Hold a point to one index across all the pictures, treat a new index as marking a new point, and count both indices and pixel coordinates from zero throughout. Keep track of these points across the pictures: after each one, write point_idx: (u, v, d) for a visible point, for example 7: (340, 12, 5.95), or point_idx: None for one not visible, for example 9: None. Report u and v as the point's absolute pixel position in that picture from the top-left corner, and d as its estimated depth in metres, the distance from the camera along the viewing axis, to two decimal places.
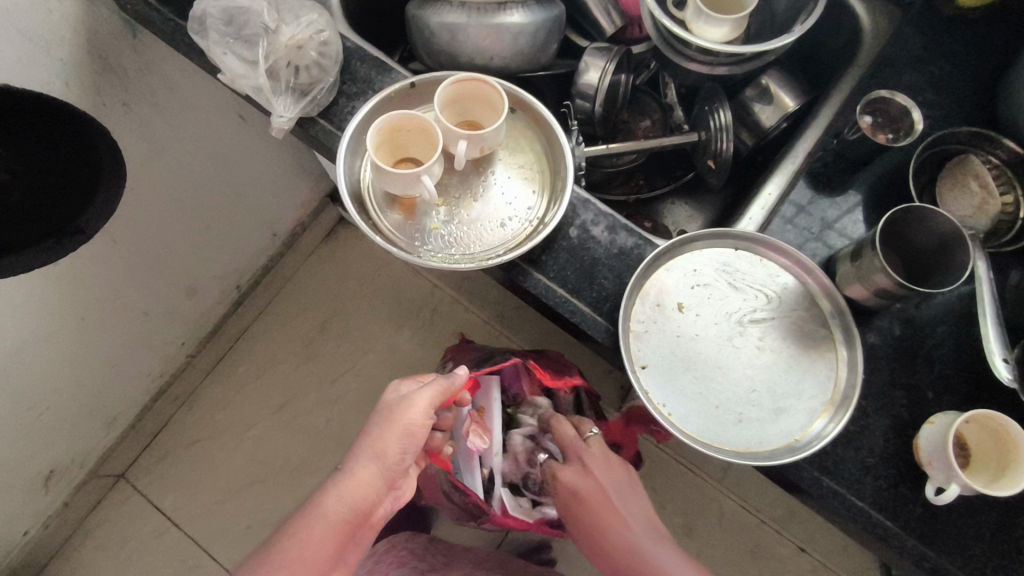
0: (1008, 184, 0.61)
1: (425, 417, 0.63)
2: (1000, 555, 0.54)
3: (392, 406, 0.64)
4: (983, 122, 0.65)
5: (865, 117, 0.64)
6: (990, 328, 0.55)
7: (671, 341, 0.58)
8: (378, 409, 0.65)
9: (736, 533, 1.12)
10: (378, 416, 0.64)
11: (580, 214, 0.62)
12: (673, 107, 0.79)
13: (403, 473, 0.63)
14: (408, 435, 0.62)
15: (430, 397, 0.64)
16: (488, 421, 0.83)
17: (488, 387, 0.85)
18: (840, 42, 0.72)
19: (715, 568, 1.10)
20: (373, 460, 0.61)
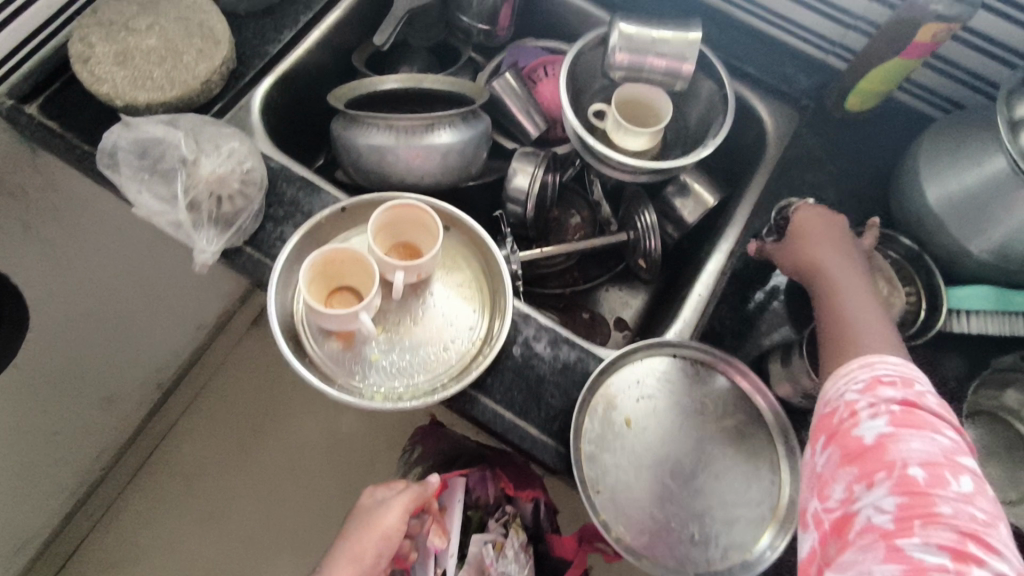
0: (908, 279, 0.65)
1: (398, 522, 0.70)
2: None
3: (370, 513, 0.71)
4: (882, 215, 0.71)
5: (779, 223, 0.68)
6: None
7: (622, 457, 0.59)
8: (356, 514, 0.72)
9: None
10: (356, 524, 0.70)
11: (521, 330, 0.63)
12: (600, 204, 0.82)
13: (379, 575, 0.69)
14: (384, 540, 0.69)
15: (403, 503, 0.71)
16: (448, 523, 0.84)
17: (454, 489, 0.88)
18: (749, 138, 0.77)
19: None
20: (350, 564, 0.66)
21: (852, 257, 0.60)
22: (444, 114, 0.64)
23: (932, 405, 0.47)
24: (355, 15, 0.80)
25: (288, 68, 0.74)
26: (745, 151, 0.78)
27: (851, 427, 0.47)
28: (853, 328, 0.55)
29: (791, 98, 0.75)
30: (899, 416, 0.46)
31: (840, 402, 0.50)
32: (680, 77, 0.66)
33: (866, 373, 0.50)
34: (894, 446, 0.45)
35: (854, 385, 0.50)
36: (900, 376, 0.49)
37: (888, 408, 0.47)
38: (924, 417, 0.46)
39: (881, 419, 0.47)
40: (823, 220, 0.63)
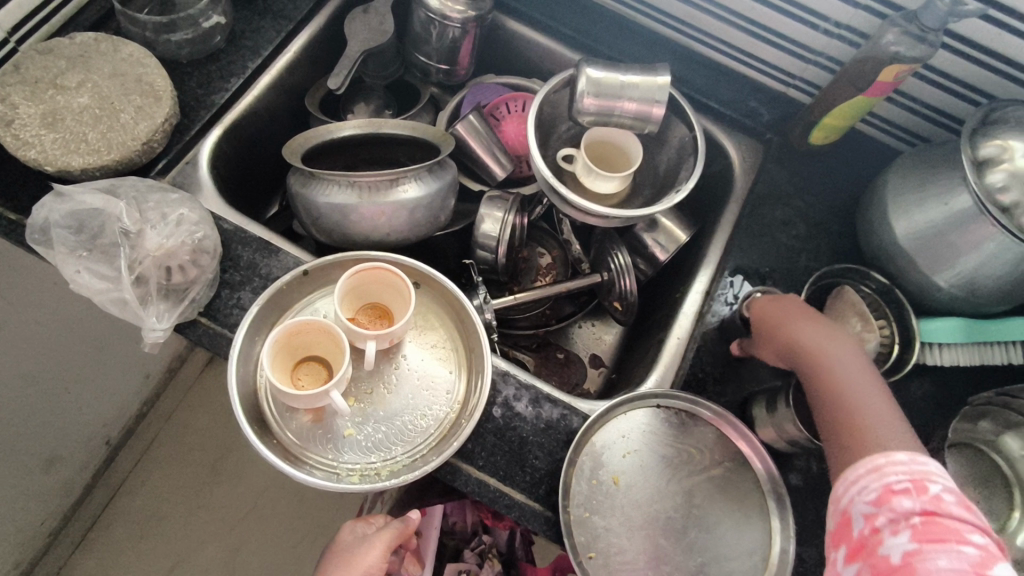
0: (882, 314, 0.67)
1: (380, 561, 0.67)
2: None
3: (351, 552, 0.68)
4: (847, 246, 0.72)
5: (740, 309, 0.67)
6: None
7: (612, 518, 0.57)
8: (337, 553, 0.69)
9: None
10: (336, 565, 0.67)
11: (501, 390, 0.60)
12: (570, 242, 0.80)
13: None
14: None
15: (385, 541, 0.68)
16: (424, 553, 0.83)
17: (433, 518, 0.89)
18: (713, 170, 0.78)
19: None
20: None
21: (821, 321, 0.58)
22: (409, 168, 0.61)
23: (954, 508, 0.43)
24: (306, 56, 0.77)
25: (237, 118, 0.70)
26: (713, 183, 0.79)
27: (875, 546, 0.44)
28: (846, 402, 0.52)
29: (755, 131, 0.77)
30: (921, 531, 0.42)
31: (855, 515, 0.46)
32: (650, 120, 0.65)
33: (876, 482, 0.46)
34: (923, 567, 0.41)
35: (866, 495, 0.46)
36: (913, 479, 0.45)
37: (908, 521, 0.43)
38: (949, 527, 0.42)
39: (903, 535, 0.43)
40: (783, 302, 0.61)
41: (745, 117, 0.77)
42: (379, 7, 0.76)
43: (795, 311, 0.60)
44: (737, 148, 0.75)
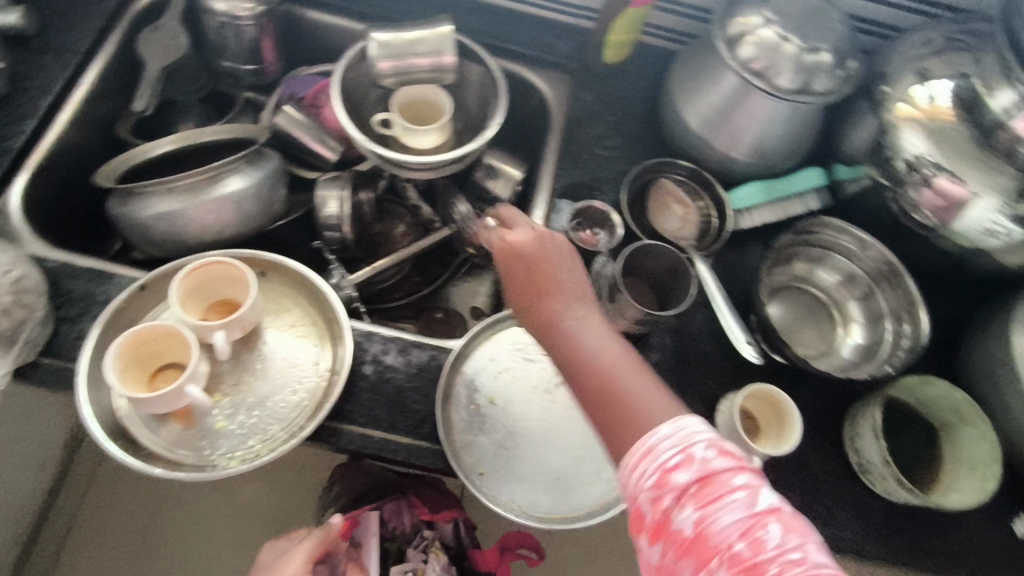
0: (697, 194, 0.75)
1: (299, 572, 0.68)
2: (811, 486, 0.64)
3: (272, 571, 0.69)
4: (660, 145, 0.79)
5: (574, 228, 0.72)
6: (727, 315, 0.66)
7: (495, 434, 0.61)
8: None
9: None
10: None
11: (368, 348, 0.63)
12: (419, 206, 0.83)
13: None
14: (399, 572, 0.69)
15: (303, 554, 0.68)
16: (364, 560, 0.82)
17: (368, 524, 0.85)
18: (530, 107, 0.84)
19: None
20: None
21: (575, 291, 0.52)
22: (225, 162, 0.62)
23: (721, 462, 0.42)
24: (105, 85, 0.75)
25: (41, 159, 0.68)
26: (534, 119, 0.85)
27: (669, 524, 0.42)
28: (581, 367, 0.50)
29: (558, 63, 0.83)
30: (698, 495, 0.41)
31: (642, 502, 0.43)
32: (445, 69, 0.69)
33: (653, 464, 0.43)
34: (713, 532, 0.40)
35: (647, 480, 0.43)
36: (682, 449, 0.43)
37: (684, 491, 0.42)
38: (720, 485, 0.41)
39: (688, 505, 0.41)
40: (536, 240, 0.54)
41: (546, 53, 0.83)
42: (168, 22, 0.76)
43: (533, 253, 0.53)
44: (545, 81, 0.81)
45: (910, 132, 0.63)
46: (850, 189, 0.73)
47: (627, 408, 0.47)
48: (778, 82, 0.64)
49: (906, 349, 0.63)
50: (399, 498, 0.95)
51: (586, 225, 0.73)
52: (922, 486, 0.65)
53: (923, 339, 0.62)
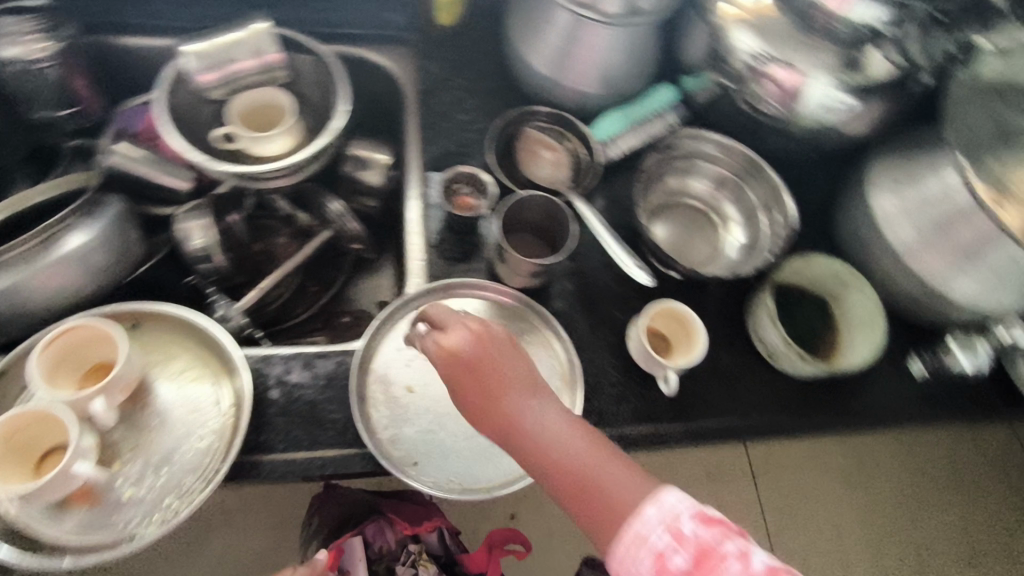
0: (562, 136, 0.75)
1: None
2: (728, 383, 0.68)
3: None
4: (517, 97, 0.79)
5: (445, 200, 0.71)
6: (613, 242, 0.68)
7: (421, 420, 0.60)
8: None
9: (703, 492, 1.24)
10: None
11: (269, 372, 0.61)
12: (293, 214, 0.80)
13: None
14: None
15: None
16: None
17: None
18: (380, 86, 0.83)
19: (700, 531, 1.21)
20: None
21: (526, 387, 0.51)
22: (55, 221, 0.57)
23: (716, 536, 0.42)
24: None
25: None
26: (386, 98, 0.84)
27: None
28: (537, 462, 0.49)
29: (397, 37, 0.82)
30: None
31: None
32: (274, 67, 0.68)
33: (647, 551, 0.43)
34: None
35: (644, 568, 0.43)
36: (670, 526, 0.43)
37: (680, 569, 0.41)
38: (716, 561, 0.41)
39: None
40: (467, 341, 0.52)
41: (381, 30, 0.81)
42: None
43: (470, 356, 0.51)
44: (387, 59, 0.81)
45: (739, 33, 0.65)
46: (700, 99, 0.76)
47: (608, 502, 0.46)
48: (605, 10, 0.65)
49: (780, 234, 0.67)
50: (380, 517, 0.94)
51: (459, 192, 0.72)
52: (829, 358, 0.69)
53: (793, 220, 0.66)
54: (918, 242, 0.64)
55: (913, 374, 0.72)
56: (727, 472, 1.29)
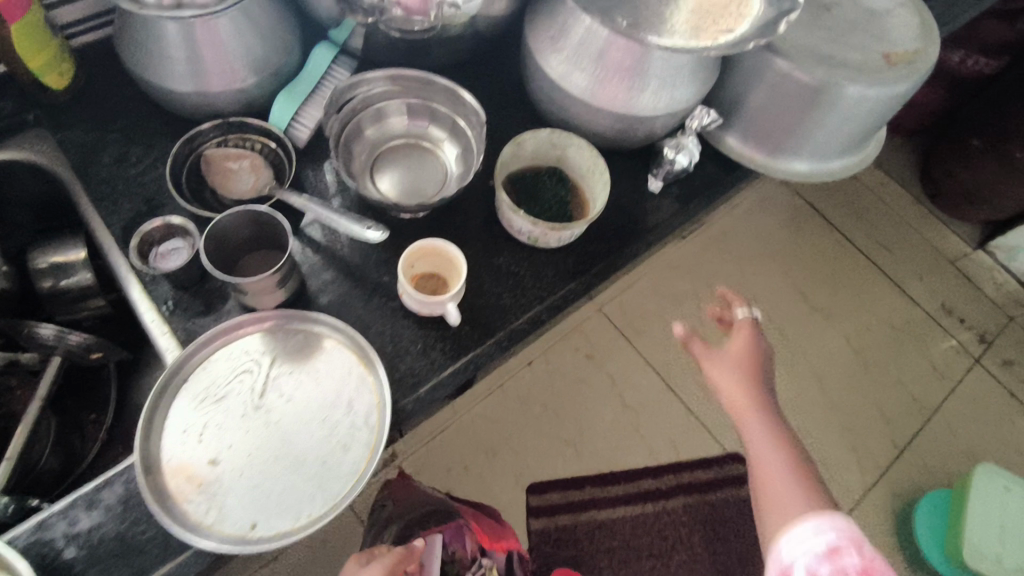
0: (244, 139, 0.72)
1: None
2: (513, 282, 0.71)
3: None
4: (184, 127, 0.74)
5: (156, 262, 0.65)
6: (341, 220, 0.65)
7: (240, 483, 0.56)
8: None
9: (640, 358, 1.65)
10: (712, 364, 0.69)
11: (51, 537, 0.53)
12: (12, 361, 0.68)
13: (746, 416, 0.68)
14: (742, 385, 0.68)
15: None
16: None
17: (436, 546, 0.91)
18: (30, 187, 0.72)
19: (652, 424, 1.57)
20: None
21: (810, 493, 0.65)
22: None
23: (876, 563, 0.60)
24: None
25: None
26: (46, 196, 0.73)
27: None
28: (772, 495, 0.65)
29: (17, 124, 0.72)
30: None
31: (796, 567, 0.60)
32: None
33: (824, 544, 0.60)
34: None
35: (816, 553, 0.60)
36: (854, 543, 0.60)
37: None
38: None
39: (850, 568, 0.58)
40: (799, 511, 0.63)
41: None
42: None
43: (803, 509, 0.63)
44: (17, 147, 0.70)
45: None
46: (357, 43, 0.75)
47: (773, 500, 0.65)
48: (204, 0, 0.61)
49: (478, 133, 0.70)
50: (459, 525, 1.07)
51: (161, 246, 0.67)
52: (578, 215, 0.75)
53: (480, 113, 0.70)
54: (592, 83, 0.70)
55: (652, 193, 0.80)
56: (569, 349, 1.64)
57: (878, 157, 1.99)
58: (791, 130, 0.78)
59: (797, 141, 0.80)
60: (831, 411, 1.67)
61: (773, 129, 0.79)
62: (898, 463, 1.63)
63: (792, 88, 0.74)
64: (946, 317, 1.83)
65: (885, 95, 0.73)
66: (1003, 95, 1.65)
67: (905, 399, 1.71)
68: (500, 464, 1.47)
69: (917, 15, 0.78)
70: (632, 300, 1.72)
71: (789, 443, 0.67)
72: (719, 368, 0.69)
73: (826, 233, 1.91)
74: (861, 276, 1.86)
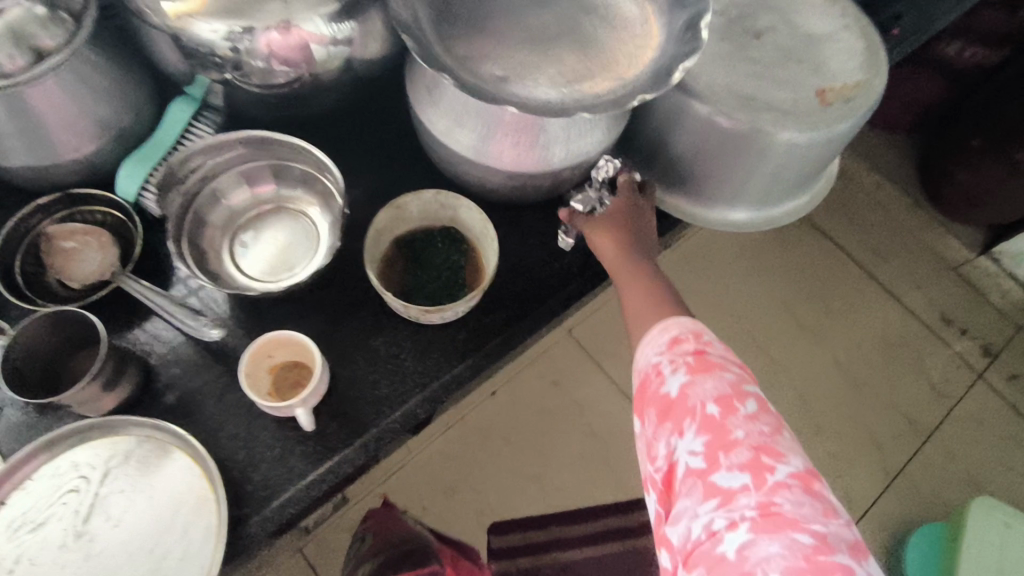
0: (87, 214, 0.64)
1: None
2: (389, 369, 0.63)
3: None
4: (25, 198, 0.66)
5: None
6: (177, 317, 0.59)
7: None
8: None
9: (610, 383, 1.56)
10: (587, 219, 0.66)
11: None
12: None
13: (622, 275, 0.64)
14: (612, 232, 0.65)
15: None
16: None
17: None
18: None
19: (620, 455, 1.49)
20: None
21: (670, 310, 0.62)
22: None
23: (719, 351, 0.57)
24: None
25: None
26: None
27: (660, 388, 0.55)
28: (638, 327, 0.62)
29: None
30: (694, 365, 0.55)
31: (647, 365, 0.57)
32: None
33: (664, 337, 0.58)
34: (692, 395, 0.53)
35: (659, 346, 0.58)
36: (691, 332, 0.58)
37: (685, 362, 0.55)
38: (700, 390, 0.53)
39: (681, 372, 0.55)
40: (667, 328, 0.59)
41: None
42: None
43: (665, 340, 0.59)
44: None
45: (198, 23, 0.58)
46: (217, 100, 0.67)
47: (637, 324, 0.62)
48: (14, 65, 0.53)
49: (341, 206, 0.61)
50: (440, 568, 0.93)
51: None
52: (471, 284, 0.66)
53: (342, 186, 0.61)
54: (478, 140, 0.61)
55: (562, 250, 0.70)
56: (534, 376, 1.56)
57: (871, 156, 1.85)
58: (719, 175, 0.69)
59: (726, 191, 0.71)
60: (816, 436, 1.57)
61: (700, 175, 0.70)
62: (888, 493, 1.53)
63: (714, 135, 0.64)
64: (947, 329, 1.70)
65: (823, 138, 0.63)
66: (1002, 90, 1.51)
67: (899, 421, 1.60)
68: (458, 505, 1.43)
69: (862, 39, 0.67)
70: (603, 321, 1.63)
71: (664, 301, 0.62)
72: (592, 221, 0.66)
73: (817, 242, 1.79)
74: (855, 288, 1.74)
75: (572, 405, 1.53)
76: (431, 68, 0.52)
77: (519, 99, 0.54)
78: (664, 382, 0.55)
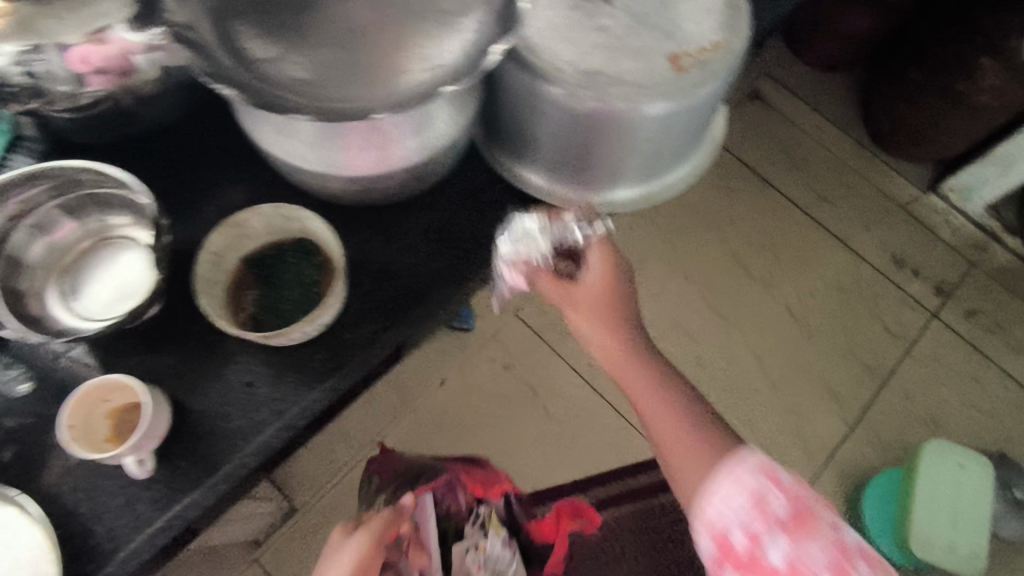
0: None
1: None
2: (239, 397, 0.59)
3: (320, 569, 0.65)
4: None
5: None
6: None
7: None
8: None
9: (561, 360, 1.53)
10: (581, 311, 0.67)
11: None
12: None
13: (619, 357, 0.66)
14: (606, 323, 0.67)
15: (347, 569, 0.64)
16: (423, 540, 0.78)
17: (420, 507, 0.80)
18: None
19: (573, 432, 1.48)
20: None
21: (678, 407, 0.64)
22: None
23: (794, 491, 0.54)
24: None
25: None
26: None
27: (762, 560, 0.52)
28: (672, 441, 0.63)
29: None
30: (794, 528, 0.52)
31: (727, 531, 0.54)
32: None
33: (742, 490, 0.55)
34: (803, 567, 0.51)
35: (738, 506, 0.54)
36: (765, 476, 0.55)
37: (782, 523, 0.53)
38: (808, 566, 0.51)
39: (780, 540, 0.52)
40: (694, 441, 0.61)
41: None
42: None
43: (688, 443, 0.61)
44: None
45: None
46: (32, 130, 0.64)
47: (665, 438, 0.63)
48: None
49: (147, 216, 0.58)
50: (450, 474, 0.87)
51: None
52: (321, 289, 0.61)
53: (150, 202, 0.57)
54: (323, 157, 0.57)
55: (423, 244, 0.66)
56: (482, 360, 1.52)
57: (816, 100, 1.80)
58: (587, 152, 0.65)
59: (605, 173, 0.68)
60: (772, 392, 1.56)
61: (577, 162, 0.67)
62: (848, 441, 1.52)
63: (577, 121, 0.61)
64: (899, 271, 1.67)
65: (688, 106, 0.60)
66: (938, 24, 1.45)
67: (856, 369, 1.58)
68: None
69: None
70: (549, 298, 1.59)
71: (654, 376, 0.65)
72: (589, 310, 0.67)
73: (763, 195, 1.74)
74: (804, 239, 1.70)
75: (521, 386, 1.51)
76: (208, 79, 0.48)
77: (344, 98, 0.49)
78: (765, 554, 0.52)
